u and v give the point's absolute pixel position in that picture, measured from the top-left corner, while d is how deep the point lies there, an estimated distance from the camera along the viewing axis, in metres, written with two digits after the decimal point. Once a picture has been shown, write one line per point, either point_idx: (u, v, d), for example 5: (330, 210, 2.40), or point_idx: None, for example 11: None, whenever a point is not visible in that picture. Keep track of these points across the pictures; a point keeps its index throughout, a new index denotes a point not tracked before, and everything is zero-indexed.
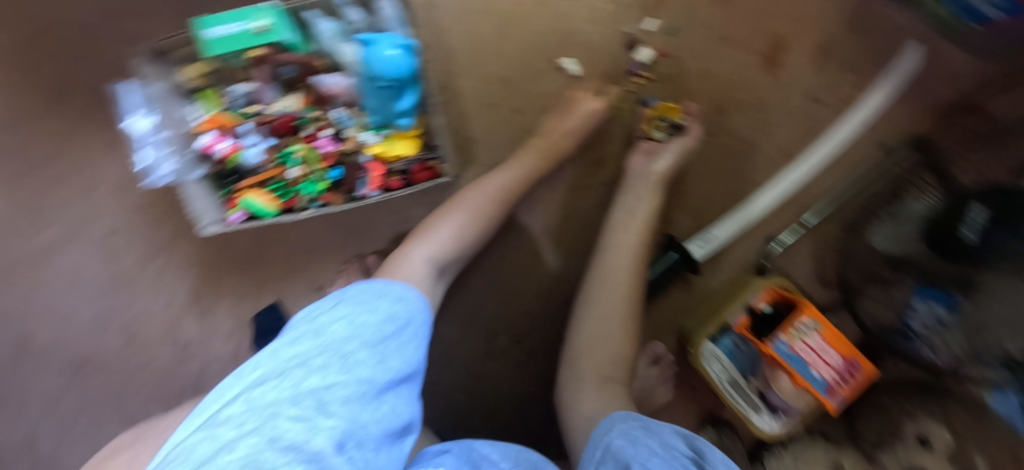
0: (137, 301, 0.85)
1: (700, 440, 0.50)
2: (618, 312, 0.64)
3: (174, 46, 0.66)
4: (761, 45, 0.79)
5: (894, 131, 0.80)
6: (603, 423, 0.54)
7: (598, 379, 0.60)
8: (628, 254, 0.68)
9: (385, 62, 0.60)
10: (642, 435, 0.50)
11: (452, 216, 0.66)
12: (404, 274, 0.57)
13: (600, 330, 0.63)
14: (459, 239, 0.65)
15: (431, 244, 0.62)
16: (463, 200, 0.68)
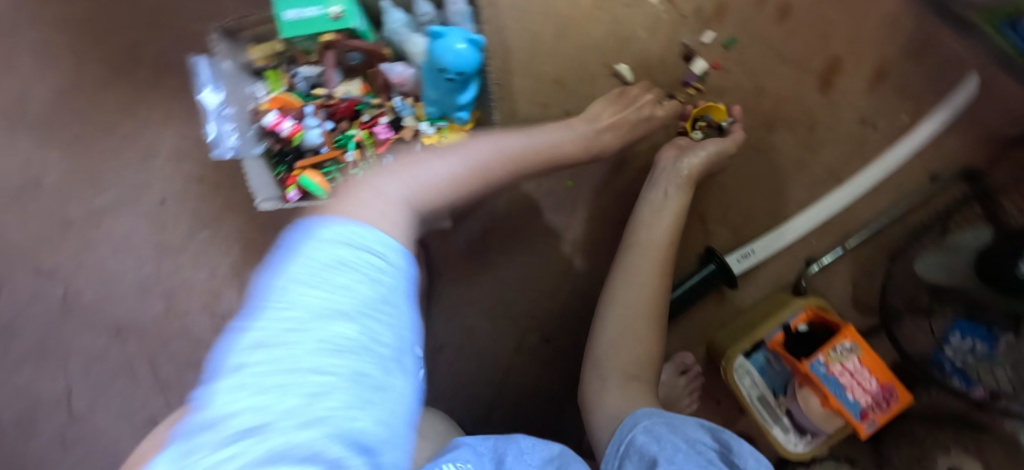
0: (181, 270, 0.87)
1: (725, 433, 0.50)
2: (645, 312, 0.62)
3: (246, 26, 0.69)
4: (818, 65, 0.79)
5: (946, 161, 0.80)
6: (626, 420, 0.53)
7: (623, 379, 0.58)
8: (658, 254, 0.66)
9: (452, 54, 0.60)
10: (665, 433, 0.49)
11: (447, 156, 0.50)
12: (365, 213, 0.40)
13: (627, 329, 0.62)
14: (448, 180, 0.48)
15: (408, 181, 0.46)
16: (471, 144, 0.53)
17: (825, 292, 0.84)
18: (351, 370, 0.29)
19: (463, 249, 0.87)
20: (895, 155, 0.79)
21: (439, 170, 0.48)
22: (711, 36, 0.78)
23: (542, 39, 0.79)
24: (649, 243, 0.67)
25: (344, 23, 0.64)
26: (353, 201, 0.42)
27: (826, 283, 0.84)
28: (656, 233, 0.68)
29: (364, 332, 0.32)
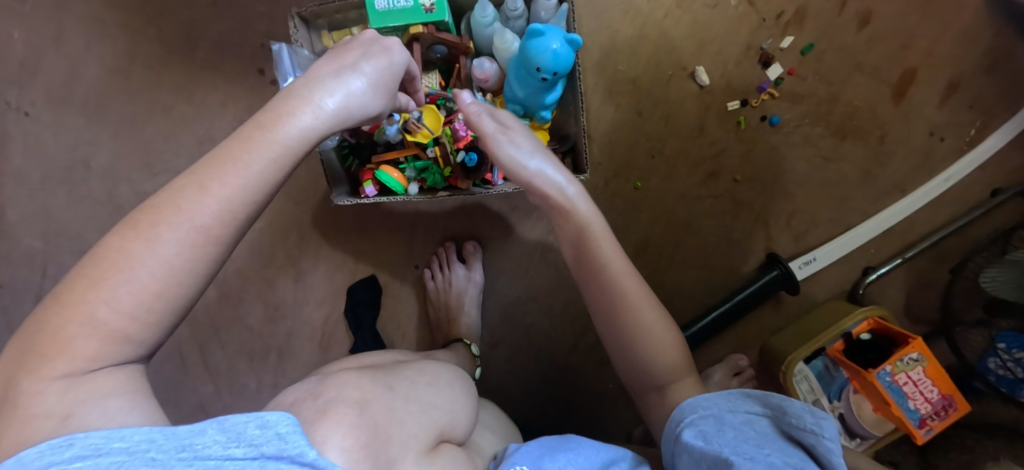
0: (234, 258, 0.86)
1: (776, 397, 0.49)
2: (666, 334, 0.56)
3: (320, 14, 0.66)
4: (892, 75, 0.79)
5: (1007, 177, 0.81)
6: (676, 414, 0.53)
7: (658, 391, 0.57)
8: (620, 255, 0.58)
9: (549, 54, 0.58)
10: (712, 423, 0.48)
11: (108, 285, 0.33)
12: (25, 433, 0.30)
13: (644, 358, 0.56)
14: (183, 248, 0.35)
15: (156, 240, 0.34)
16: (207, 186, 0.36)
17: (880, 300, 0.85)
18: None
19: (522, 246, 0.86)
20: (960, 169, 0.81)
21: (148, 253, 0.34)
22: (790, 41, 0.77)
23: (620, 36, 0.77)
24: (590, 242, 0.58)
25: (437, 16, 0.60)
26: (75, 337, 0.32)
27: (882, 291, 0.85)
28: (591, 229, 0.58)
29: None
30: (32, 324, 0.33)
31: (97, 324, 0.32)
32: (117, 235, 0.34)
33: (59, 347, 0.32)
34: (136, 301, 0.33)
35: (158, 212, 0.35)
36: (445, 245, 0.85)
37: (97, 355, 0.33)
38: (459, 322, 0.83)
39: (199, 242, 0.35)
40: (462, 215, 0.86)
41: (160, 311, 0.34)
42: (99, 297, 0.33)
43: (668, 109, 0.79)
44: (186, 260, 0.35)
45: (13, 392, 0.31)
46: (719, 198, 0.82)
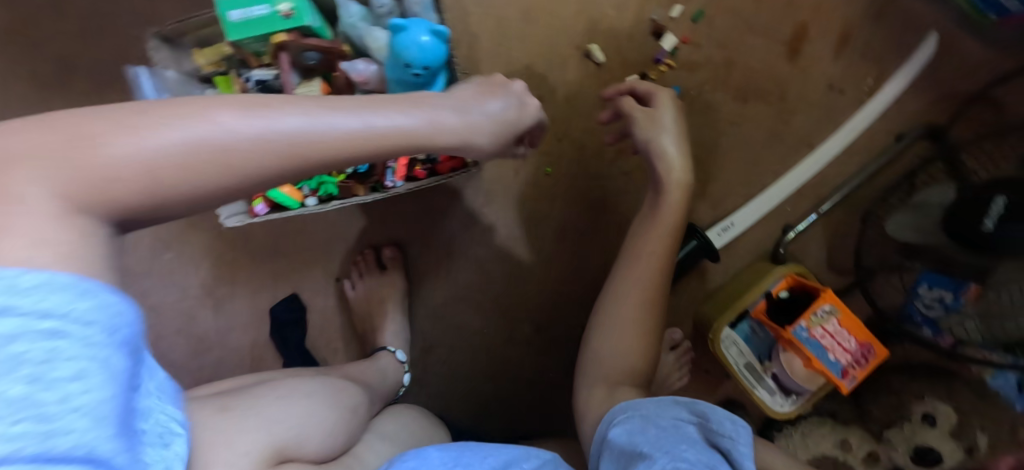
0: (146, 294, 0.83)
1: (701, 404, 0.50)
2: (638, 334, 0.62)
3: (183, 32, 0.65)
4: (783, 33, 0.79)
5: (909, 121, 0.82)
6: (609, 415, 0.53)
7: (607, 388, 0.59)
8: (657, 250, 0.64)
9: (415, 49, 0.56)
10: (641, 421, 0.49)
11: (152, 134, 0.31)
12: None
13: (620, 346, 0.61)
14: (222, 153, 0.34)
15: (238, 129, 0.35)
16: (316, 113, 0.38)
17: (802, 257, 0.86)
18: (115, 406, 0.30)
19: (443, 246, 0.85)
20: (863, 118, 0.81)
21: (214, 129, 0.34)
22: (679, 9, 0.77)
23: (508, 22, 0.76)
24: (658, 224, 0.65)
25: (296, 21, 0.59)
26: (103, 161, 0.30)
27: (803, 247, 0.86)
28: (667, 218, 0.65)
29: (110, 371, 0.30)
30: (80, 112, 0.32)
31: (126, 160, 0.31)
32: (224, 106, 0.35)
33: (89, 152, 0.30)
34: (158, 178, 0.32)
35: (252, 108, 0.36)
36: (364, 253, 0.84)
37: (111, 194, 0.30)
38: (386, 330, 0.81)
39: (241, 152, 0.34)
40: (379, 222, 0.84)
41: (174, 194, 0.33)
42: (140, 141, 0.31)
43: (568, 91, 0.78)
44: (195, 186, 0.33)
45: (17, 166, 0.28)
46: (631, 174, 0.82)
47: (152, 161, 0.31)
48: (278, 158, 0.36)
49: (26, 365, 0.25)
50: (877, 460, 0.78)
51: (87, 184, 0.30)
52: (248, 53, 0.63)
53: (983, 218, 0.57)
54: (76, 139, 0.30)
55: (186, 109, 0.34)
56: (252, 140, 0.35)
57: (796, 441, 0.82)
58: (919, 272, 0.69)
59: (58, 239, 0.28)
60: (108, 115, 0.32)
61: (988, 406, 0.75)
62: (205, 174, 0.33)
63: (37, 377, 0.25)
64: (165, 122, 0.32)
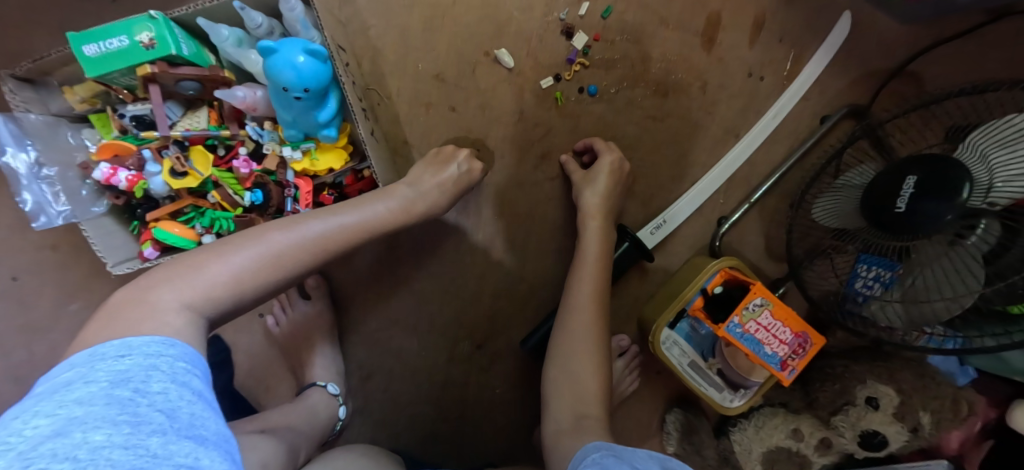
0: (57, 349, 0.78)
1: (673, 462, 0.47)
2: (590, 362, 0.63)
3: (48, 68, 0.59)
4: (696, 23, 0.78)
5: (832, 102, 0.81)
6: (578, 454, 0.52)
7: (573, 419, 0.59)
8: (594, 277, 0.67)
9: (291, 70, 0.52)
10: (612, 463, 0.47)
11: (232, 254, 0.49)
12: (150, 327, 0.41)
13: (573, 375, 0.63)
14: (275, 258, 0.51)
15: (287, 237, 0.52)
16: (325, 216, 0.56)
17: (740, 248, 0.84)
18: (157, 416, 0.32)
19: (370, 270, 0.81)
20: (785, 103, 0.80)
21: (270, 241, 0.51)
22: (587, 7, 0.75)
23: (412, 33, 0.75)
24: (586, 253, 0.69)
25: (160, 51, 0.54)
26: (201, 273, 0.47)
27: (739, 238, 0.84)
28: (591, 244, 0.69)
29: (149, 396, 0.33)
30: (181, 258, 0.49)
31: (222, 271, 0.47)
32: (268, 228, 0.53)
33: (197, 267, 0.47)
34: (242, 283, 0.48)
35: (293, 224, 0.54)
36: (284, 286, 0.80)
37: (208, 296, 0.46)
38: (316, 364, 0.77)
39: (286, 254, 0.51)
40: None
41: (249, 288, 0.49)
42: (226, 261, 0.48)
43: (481, 98, 0.76)
44: (256, 285, 0.49)
45: (149, 293, 0.44)
46: (556, 179, 0.79)
47: (233, 275, 0.48)
48: (311, 252, 0.54)
49: (129, 382, 0.34)
50: (829, 446, 0.78)
51: (202, 293, 0.46)
52: (120, 88, 0.59)
53: (895, 199, 0.53)
54: (183, 265, 0.47)
55: (249, 235, 0.52)
56: (288, 249, 0.52)
57: (750, 435, 0.82)
58: (858, 251, 0.63)
59: (163, 322, 0.42)
60: (200, 253, 0.49)
61: (929, 385, 0.73)
62: (270, 273, 0.50)
63: (139, 389, 0.33)
64: (236, 245, 0.50)
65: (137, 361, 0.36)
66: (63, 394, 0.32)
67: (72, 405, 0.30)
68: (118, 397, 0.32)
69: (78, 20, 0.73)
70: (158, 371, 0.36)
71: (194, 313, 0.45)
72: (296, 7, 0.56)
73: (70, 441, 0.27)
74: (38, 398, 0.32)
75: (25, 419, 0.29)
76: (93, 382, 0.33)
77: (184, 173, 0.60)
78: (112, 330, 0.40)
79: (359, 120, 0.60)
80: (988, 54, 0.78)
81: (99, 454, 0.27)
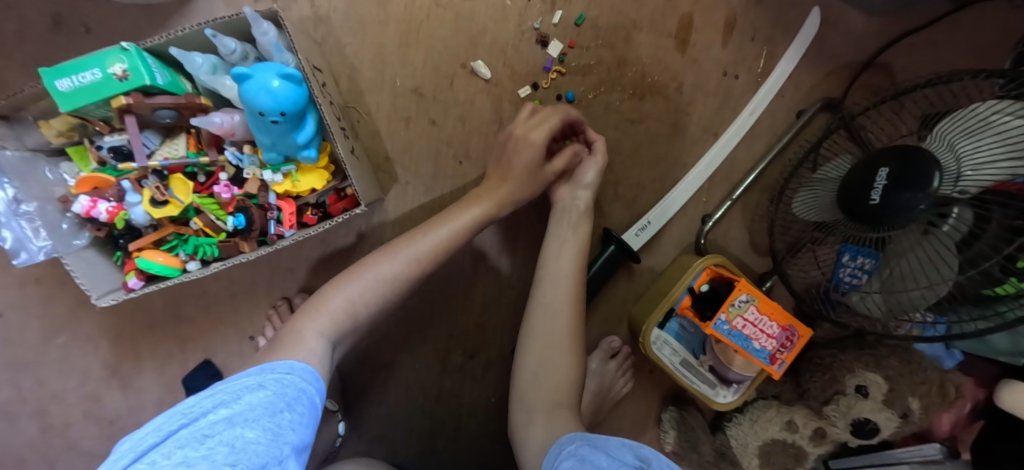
0: (45, 382, 0.78)
1: (646, 449, 0.47)
2: (565, 351, 0.63)
3: (23, 103, 0.59)
4: (668, 26, 0.79)
5: (807, 96, 0.82)
6: (553, 448, 0.52)
7: (547, 408, 0.60)
8: (572, 269, 0.68)
9: (267, 94, 0.52)
10: (588, 452, 0.47)
11: (349, 286, 0.61)
12: (300, 352, 0.54)
13: (552, 363, 0.63)
14: (382, 283, 0.62)
15: (387, 261, 0.63)
16: (415, 236, 0.66)
17: (725, 244, 0.85)
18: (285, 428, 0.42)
19: None
20: (761, 99, 0.81)
21: (376, 270, 0.63)
22: (561, 15, 0.76)
23: (388, 49, 0.76)
24: (565, 244, 0.70)
25: (134, 82, 0.54)
26: (331, 307, 0.60)
27: (723, 235, 0.85)
28: (572, 238, 0.70)
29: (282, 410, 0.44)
30: (317, 294, 0.63)
31: (343, 301, 0.60)
32: (375, 257, 0.64)
33: (325, 302, 0.60)
34: (357, 310, 0.61)
35: (391, 250, 0.65)
36: (277, 305, 0.78)
37: (336, 321, 0.59)
38: None
39: (390, 279, 0.63)
40: (283, 272, 0.79)
41: (364, 311, 0.62)
42: (344, 293, 0.61)
43: (460, 110, 0.77)
44: (368, 307, 0.62)
45: (298, 324, 0.58)
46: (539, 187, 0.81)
47: (353, 303, 0.61)
48: (407, 272, 0.64)
49: (287, 397, 0.45)
50: (823, 436, 0.78)
51: (332, 320, 0.59)
52: (96, 120, 0.58)
53: (869, 190, 0.54)
54: (317, 301, 0.61)
55: (360, 266, 0.64)
56: (391, 274, 0.63)
57: (745, 429, 0.82)
58: (840, 243, 0.64)
59: (310, 348, 0.55)
60: (328, 285, 0.63)
61: (915, 371, 0.74)
62: (380, 295, 0.62)
63: (289, 405, 0.44)
64: (351, 278, 0.62)
65: (289, 380, 0.48)
66: (247, 390, 0.44)
67: (248, 402, 0.42)
68: (275, 407, 0.43)
69: (51, 54, 0.73)
70: (303, 397, 0.47)
71: (327, 340, 0.58)
72: (269, 32, 0.56)
73: (235, 432, 0.38)
74: (232, 384, 0.45)
75: (215, 404, 0.41)
76: (265, 387, 0.45)
77: (165, 201, 0.60)
78: (277, 353, 0.54)
79: (337, 140, 0.60)
80: (954, 44, 0.79)
81: (250, 448, 0.37)
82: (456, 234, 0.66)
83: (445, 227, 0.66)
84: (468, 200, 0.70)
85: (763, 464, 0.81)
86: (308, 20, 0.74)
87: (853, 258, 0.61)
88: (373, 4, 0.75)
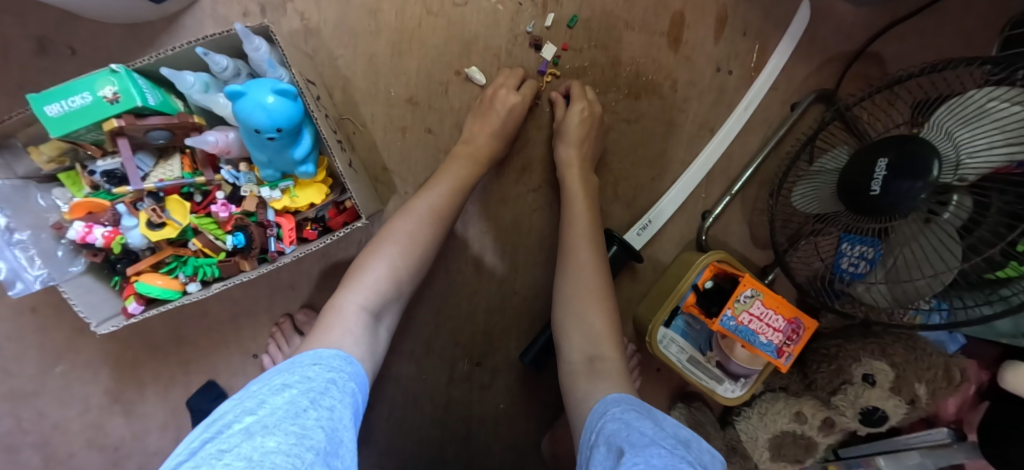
0: (46, 413, 0.76)
1: (687, 431, 0.46)
2: (596, 307, 0.62)
3: (13, 130, 0.58)
4: (660, 24, 0.79)
5: (801, 89, 0.82)
6: (599, 407, 0.52)
7: (586, 361, 0.59)
8: (589, 238, 0.66)
9: (262, 112, 0.52)
10: (634, 418, 0.47)
11: (381, 252, 0.60)
12: (338, 336, 0.53)
13: (579, 321, 0.62)
14: (412, 241, 0.61)
15: (412, 217, 0.63)
16: (428, 191, 0.65)
17: (726, 240, 0.85)
18: (310, 427, 0.40)
19: None
20: (755, 93, 0.81)
21: (402, 231, 0.61)
22: (553, 18, 0.76)
23: (380, 59, 0.75)
24: (577, 216, 0.69)
25: (126, 104, 0.53)
26: (365, 277, 0.58)
27: (723, 231, 0.85)
28: (591, 217, 0.69)
29: (307, 406, 0.42)
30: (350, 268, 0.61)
31: (379, 267, 0.59)
32: (399, 218, 0.63)
33: (359, 272, 0.59)
34: (396, 275, 0.60)
35: (410, 208, 0.64)
36: (279, 323, 0.77)
37: (376, 287, 0.58)
38: None
39: (416, 233, 0.62)
40: (284, 289, 0.78)
41: (403, 273, 0.60)
42: (377, 260, 0.59)
43: (456, 117, 0.77)
44: (404, 269, 0.60)
45: (337, 301, 0.57)
46: (539, 190, 0.81)
47: (389, 266, 0.59)
48: (430, 225, 0.63)
49: (313, 392, 0.44)
50: (832, 425, 0.78)
51: (372, 289, 0.58)
52: (87, 144, 0.57)
53: (869, 181, 0.53)
54: (351, 274, 0.60)
55: (386, 229, 0.63)
56: (418, 232, 0.62)
57: (754, 422, 0.82)
58: (841, 232, 0.64)
59: (353, 329, 0.54)
60: (357, 258, 0.62)
61: (921, 357, 0.74)
62: (414, 253, 0.61)
63: (314, 400, 0.43)
64: (381, 244, 0.61)
65: (316, 374, 0.47)
66: (272, 391, 0.43)
67: (272, 406, 0.41)
68: (298, 406, 0.41)
69: (37, 80, 0.71)
70: (333, 387, 0.46)
71: (368, 313, 0.57)
72: (261, 48, 0.55)
73: (252, 444, 0.36)
74: (257, 387, 0.44)
75: (239, 413, 0.40)
76: (289, 386, 0.44)
77: (162, 223, 0.59)
78: (317, 338, 0.53)
79: (335, 154, 0.59)
80: (942, 30, 0.80)
81: (269, 457, 0.36)
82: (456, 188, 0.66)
83: (449, 179, 0.67)
84: (461, 163, 0.69)
85: (774, 456, 0.80)
86: (299, 32, 0.73)
87: (851, 245, 0.61)
88: (363, 14, 0.74)
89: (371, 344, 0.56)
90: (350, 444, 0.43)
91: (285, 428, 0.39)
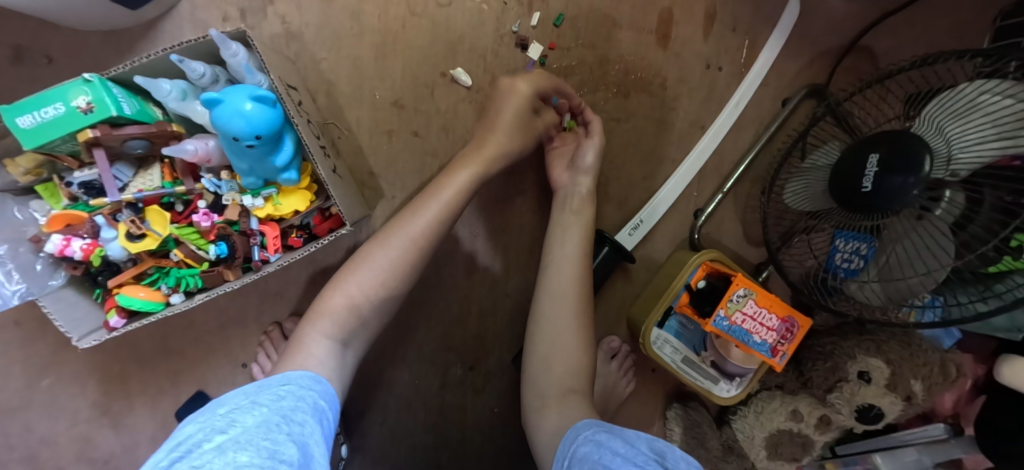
0: (33, 427, 0.75)
1: (660, 442, 0.45)
2: (570, 329, 0.62)
3: None
4: (649, 21, 0.78)
5: (792, 84, 0.81)
6: (570, 433, 0.51)
7: (562, 389, 0.58)
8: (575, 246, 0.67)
9: (240, 119, 0.51)
10: (606, 438, 0.46)
11: (355, 278, 0.59)
12: (305, 359, 0.54)
13: (556, 343, 0.62)
14: (387, 272, 0.60)
15: (388, 245, 0.61)
16: (411, 213, 0.63)
17: (720, 239, 0.84)
18: (284, 441, 0.39)
19: None
20: (745, 90, 0.80)
21: (376, 258, 0.60)
22: (539, 17, 0.75)
23: (365, 62, 0.74)
24: (564, 221, 0.69)
25: (101, 114, 0.52)
26: (333, 305, 0.58)
27: (717, 229, 0.84)
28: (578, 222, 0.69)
29: (279, 421, 0.42)
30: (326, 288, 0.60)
31: (350, 297, 0.58)
32: (377, 246, 0.61)
33: (326, 302, 0.58)
34: (363, 309, 0.59)
35: (388, 234, 0.62)
36: (268, 331, 0.76)
37: (343, 319, 0.58)
38: None
39: (392, 266, 0.60)
40: (273, 297, 0.77)
41: (371, 306, 0.60)
42: (348, 289, 0.59)
43: (443, 120, 0.76)
44: (372, 301, 0.59)
45: (305, 328, 0.57)
46: (528, 192, 0.80)
47: (357, 296, 0.59)
48: (407, 254, 0.61)
49: (285, 409, 0.44)
50: (828, 423, 0.78)
51: (336, 319, 0.57)
52: (63, 155, 0.56)
53: (860, 178, 0.53)
54: (321, 299, 0.59)
55: (362, 253, 0.62)
56: (395, 262, 0.60)
57: (750, 421, 0.81)
58: (834, 229, 0.63)
59: (313, 360, 0.54)
60: (337, 273, 0.62)
61: (917, 353, 0.74)
62: (386, 283, 0.60)
63: (285, 416, 0.43)
64: (353, 270, 0.60)
65: (284, 394, 0.46)
66: (241, 409, 0.42)
67: (243, 424, 0.40)
68: (270, 422, 0.41)
69: (15, 90, 0.70)
70: (303, 404, 0.46)
71: (332, 343, 0.57)
72: (239, 53, 0.54)
73: (225, 460, 0.35)
74: (224, 407, 0.42)
75: (207, 433, 0.38)
76: (258, 404, 0.43)
77: (142, 234, 0.58)
78: (284, 364, 0.54)
79: (318, 161, 0.58)
80: (933, 23, 0.79)
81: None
82: (451, 205, 0.63)
83: (439, 199, 0.63)
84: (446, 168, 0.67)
85: (770, 455, 0.80)
86: (281, 36, 0.72)
87: (844, 241, 0.61)
88: (346, 17, 0.73)
89: (338, 366, 0.56)
90: (323, 458, 0.42)
91: (258, 442, 0.38)
